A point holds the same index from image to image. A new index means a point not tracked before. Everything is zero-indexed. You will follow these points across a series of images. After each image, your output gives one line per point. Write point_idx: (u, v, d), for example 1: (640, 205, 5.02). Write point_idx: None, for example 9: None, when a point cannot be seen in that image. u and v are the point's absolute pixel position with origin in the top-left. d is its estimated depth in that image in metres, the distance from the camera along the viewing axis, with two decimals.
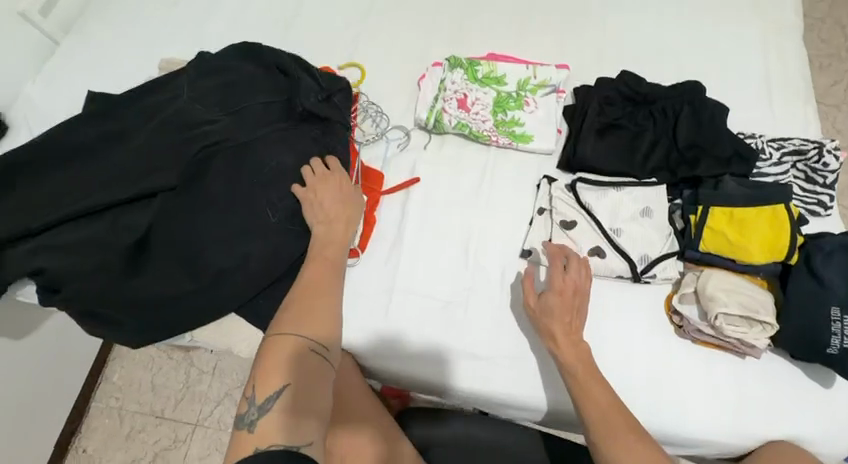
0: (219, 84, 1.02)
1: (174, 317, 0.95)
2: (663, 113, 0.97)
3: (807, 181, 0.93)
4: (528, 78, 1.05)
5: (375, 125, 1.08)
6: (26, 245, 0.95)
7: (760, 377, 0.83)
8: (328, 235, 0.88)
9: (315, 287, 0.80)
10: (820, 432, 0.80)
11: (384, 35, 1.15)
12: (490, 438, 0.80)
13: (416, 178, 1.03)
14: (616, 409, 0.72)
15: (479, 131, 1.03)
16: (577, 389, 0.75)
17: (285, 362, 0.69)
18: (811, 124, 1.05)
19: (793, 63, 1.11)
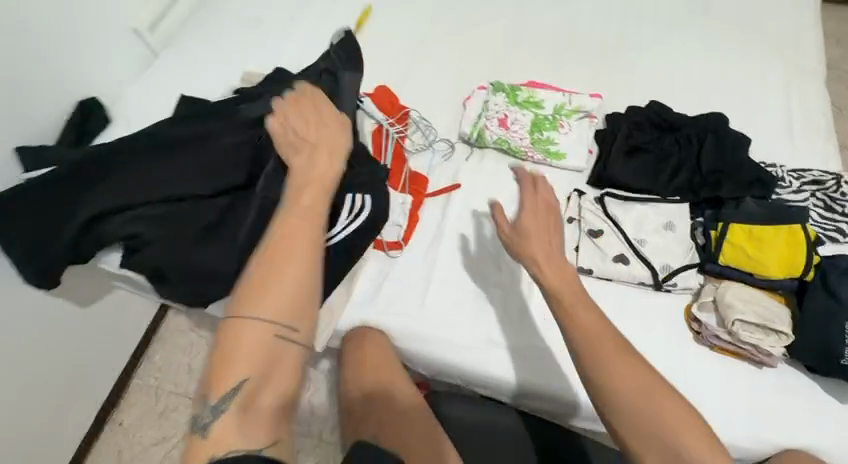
0: None
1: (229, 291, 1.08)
2: (687, 139, 1.06)
3: (828, 209, 0.99)
4: (563, 104, 1.18)
5: (424, 136, 1.20)
6: (118, 216, 1.07)
7: (777, 385, 0.87)
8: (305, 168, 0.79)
9: (282, 254, 0.69)
10: (835, 444, 0.83)
11: (436, 61, 1.30)
12: (513, 426, 0.90)
13: (457, 184, 1.15)
14: (607, 343, 0.70)
15: (517, 147, 1.15)
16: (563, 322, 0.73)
17: (241, 350, 0.64)
18: (829, 161, 1.12)
19: (815, 104, 1.20)
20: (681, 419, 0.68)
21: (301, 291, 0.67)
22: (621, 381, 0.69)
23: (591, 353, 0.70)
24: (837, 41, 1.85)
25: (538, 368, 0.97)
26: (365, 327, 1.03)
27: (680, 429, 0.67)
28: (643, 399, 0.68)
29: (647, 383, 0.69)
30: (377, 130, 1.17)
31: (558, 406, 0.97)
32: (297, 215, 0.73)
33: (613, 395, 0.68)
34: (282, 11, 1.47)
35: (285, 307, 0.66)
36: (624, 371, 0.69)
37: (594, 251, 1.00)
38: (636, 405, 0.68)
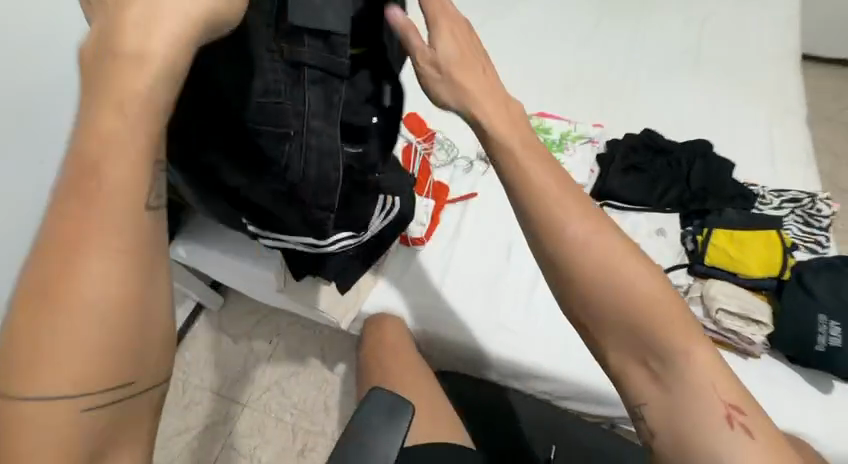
0: None
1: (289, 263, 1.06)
2: (678, 162, 1.21)
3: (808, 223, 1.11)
4: (569, 130, 1.36)
5: (447, 154, 1.39)
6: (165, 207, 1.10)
7: (762, 374, 0.95)
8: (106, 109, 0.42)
9: (63, 291, 0.41)
10: (818, 430, 0.90)
11: None
12: (514, 404, 1.02)
13: (474, 193, 1.31)
14: (588, 236, 0.66)
15: None
16: (539, 218, 0.66)
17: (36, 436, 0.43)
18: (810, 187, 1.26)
19: (797, 139, 1.35)
20: (668, 306, 0.66)
21: (113, 330, 0.43)
22: (602, 278, 0.65)
23: (572, 252, 0.66)
24: (830, 94, 2.05)
25: (544, 353, 1.08)
26: (388, 311, 1.18)
27: (666, 319, 0.65)
28: (630, 296, 0.65)
29: (635, 279, 0.65)
30: (406, 147, 1.33)
31: (563, 389, 1.06)
32: (86, 223, 0.41)
33: (589, 294, 0.66)
34: None
35: (77, 369, 0.42)
36: (614, 272, 0.65)
37: None
38: (619, 300, 0.65)
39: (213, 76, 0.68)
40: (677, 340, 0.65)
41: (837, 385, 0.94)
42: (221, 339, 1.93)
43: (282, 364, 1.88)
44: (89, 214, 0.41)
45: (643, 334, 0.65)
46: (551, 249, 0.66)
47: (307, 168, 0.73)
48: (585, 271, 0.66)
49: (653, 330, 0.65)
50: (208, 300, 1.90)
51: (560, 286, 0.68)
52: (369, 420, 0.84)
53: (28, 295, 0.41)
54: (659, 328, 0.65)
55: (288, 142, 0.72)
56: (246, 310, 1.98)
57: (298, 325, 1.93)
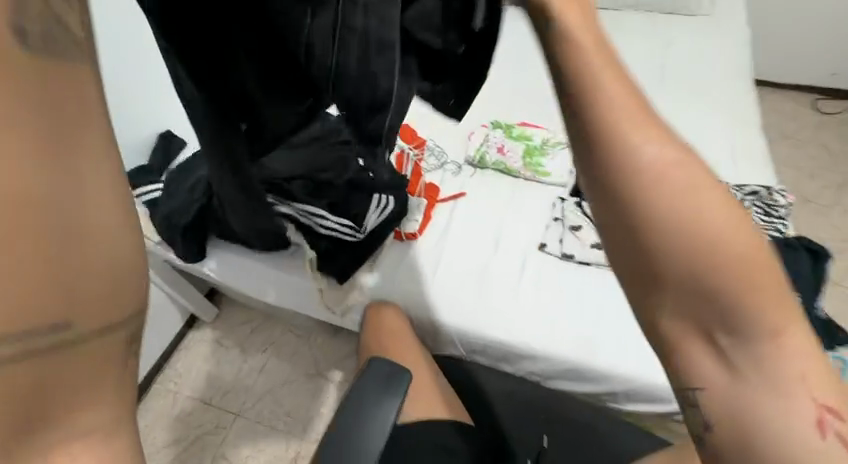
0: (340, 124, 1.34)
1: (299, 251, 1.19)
2: None
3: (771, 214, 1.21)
4: (548, 137, 1.47)
5: (436, 159, 1.47)
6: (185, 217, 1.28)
7: None
8: None
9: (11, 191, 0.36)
10: None
11: None
12: (510, 385, 1.07)
13: (463, 192, 1.39)
14: (668, 158, 0.48)
15: (512, 167, 1.42)
16: (601, 133, 0.49)
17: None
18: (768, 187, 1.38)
19: (755, 147, 1.49)
20: (742, 263, 0.48)
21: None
22: (663, 208, 0.48)
23: (631, 176, 0.48)
24: (790, 116, 2.23)
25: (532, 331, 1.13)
26: (384, 303, 1.25)
27: (737, 271, 0.48)
28: (698, 245, 0.48)
29: (708, 225, 0.48)
30: (399, 153, 1.42)
31: (550, 367, 1.12)
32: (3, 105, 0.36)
33: (648, 232, 0.48)
34: None
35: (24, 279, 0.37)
36: (678, 208, 0.48)
37: (578, 242, 1.24)
38: (678, 242, 0.48)
39: None
40: (766, 311, 0.49)
41: None
42: (214, 349, 1.94)
43: (275, 373, 1.88)
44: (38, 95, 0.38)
45: (714, 302, 0.49)
46: (613, 166, 0.49)
47: (347, 61, 0.61)
48: (643, 200, 0.48)
49: (717, 294, 0.49)
50: (202, 311, 1.92)
51: (607, 215, 0.50)
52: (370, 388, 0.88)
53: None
54: (737, 281, 0.48)
55: (316, 17, 0.61)
56: (240, 320, 2.00)
57: (292, 335, 1.95)
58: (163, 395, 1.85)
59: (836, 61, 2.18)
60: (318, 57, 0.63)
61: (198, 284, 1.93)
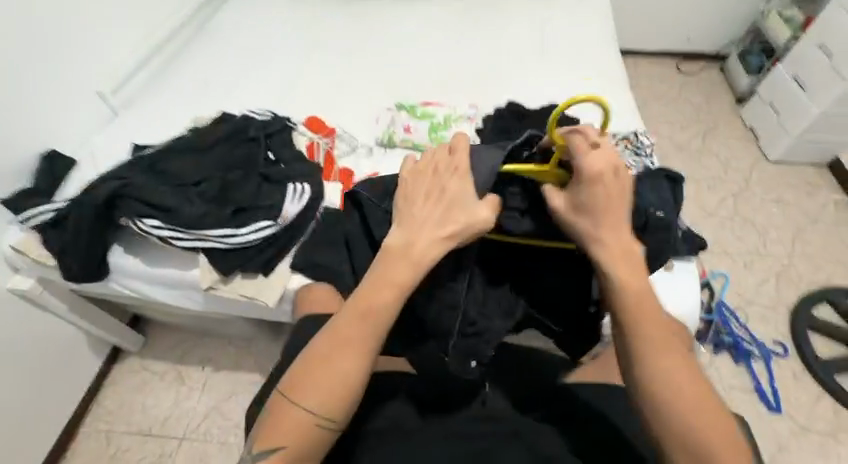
0: (246, 143, 1.44)
1: (220, 258, 1.23)
2: (536, 121, 1.47)
3: (657, 220, 1.09)
4: (451, 113, 1.58)
5: (347, 144, 1.56)
6: (65, 238, 1.24)
7: None
8: (380, 281, 0.86)
9: (340, 344, 0.82)
10: (674, 301, 1.11)
11: (356, 95, 1.72)
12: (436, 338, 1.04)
13: (376, 173, 1.46)
14: (674, 352, 0.80)
15: (420, 142, 1.54)
16: (630, 330, 0.82)
17: (280, 424, 0.80)
18: (637, 120, 1.56)
19: (621, 90, 1.67)
20: (683, 391, 0.77)
21: (331, 399, 0.81)
22: (669, 380, 0.78)
23: (634, 314, 0.82)
24: (649, 79, 2.70)
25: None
26: (311, 282, 1.22)
27: (685, 389, 0.77)
28: (656, 358, 0.79)
29: (664, 358, 0.79)
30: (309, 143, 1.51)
31: None
32: (365, 308, 0.84)
33: (652, 372, 0.79)
34: (225, 75, 1.81)
35: (333, 406, 0.80)
36: (653, 340, 0.80)
37: None
38: (646, 354, 0.80)
39: (414, 227, 0.89)
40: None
41: (677, 262, 1.16)
42: (147, 379, 1.84)
43: (218, 388, 1.81)
44: (351, 312, 0.85)
45: (650, 393, 0.78)
46: (639, 345, 0.81)
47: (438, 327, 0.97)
48: (629, 319, 0.83)
49: (670, 394, 0.77)
50: (128, 340, 1.83)
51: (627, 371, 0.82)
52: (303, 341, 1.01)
53: (317, 352, 0.82)
54: (672, 389, 0.77)
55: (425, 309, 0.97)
56: (173, 343, 1.92)
57: (232, 347, 1.89)
58: (95, 437, 1.74)
59: (679, 35, 2.64)
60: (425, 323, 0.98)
61: (117, 315, 1.84)
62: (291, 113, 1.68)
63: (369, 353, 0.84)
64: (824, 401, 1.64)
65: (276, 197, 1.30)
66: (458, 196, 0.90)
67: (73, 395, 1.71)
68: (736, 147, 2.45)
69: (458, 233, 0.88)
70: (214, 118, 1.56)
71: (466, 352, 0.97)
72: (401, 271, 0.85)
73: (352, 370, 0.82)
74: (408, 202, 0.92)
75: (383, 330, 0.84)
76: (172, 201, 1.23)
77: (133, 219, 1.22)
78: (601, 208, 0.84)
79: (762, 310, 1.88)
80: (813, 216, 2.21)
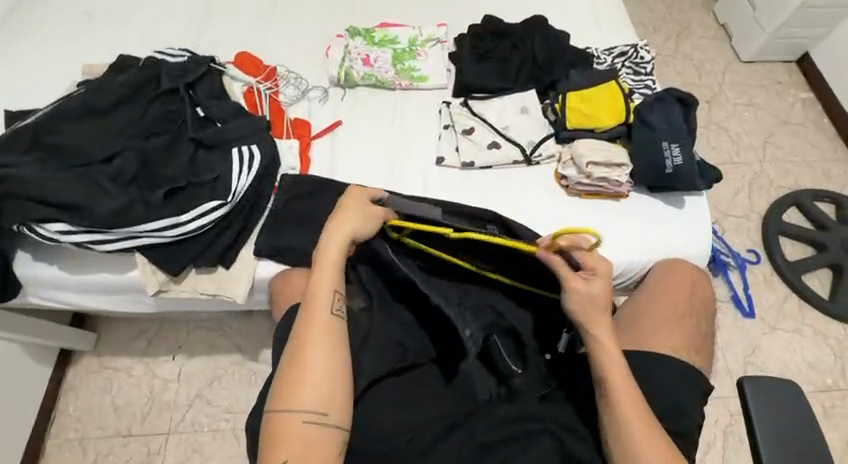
0: (163, 98, 1.12)
1: (165, 255, 1.00)
2: (521, 41, 1.24)
3: (663, 178, 1.03)
4: (417, 36, 1.30)
5: (296, 88, 1.25)
6: None
7: (641, 204, 1.07)
8: (321, 271, 0.83)
9: (304, 340, 0.78)
10: (689, 241, 1.04)
11: (292, 20, 1.37)
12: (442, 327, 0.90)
13: (338, 121, 1.21)
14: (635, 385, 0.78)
15: (384, 78, 1.25)
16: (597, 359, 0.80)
17: (278, 436, 0.72)
18: (629, 29, 1.34)
19: None
20: (653, 445, 0.73)
21: (320, 391, 0.75)
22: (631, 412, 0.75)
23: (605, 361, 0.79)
24: None
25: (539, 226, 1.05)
26: (289, 268, 1.03)
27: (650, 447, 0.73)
28: (629, 412, 0.75)
29: (633, 415, 0.75)
30: (248, 91, 1.23)
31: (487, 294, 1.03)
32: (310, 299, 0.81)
33: (621, 399, 0.76)
34: (116, 4, 1.38)
35: (322, 397, 0.74)
36: (622, 382, 0.77)
37: (474, 143, 1.14)
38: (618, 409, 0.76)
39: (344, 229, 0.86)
40: None
41: (687, 198, 1.08)
42: (111, 378, 1.65)
43: (196, 375, 1.65)
44: (304, 308, 0.81)
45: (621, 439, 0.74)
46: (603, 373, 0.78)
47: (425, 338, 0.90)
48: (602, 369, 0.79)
49: (636, 452, 0.73)
50: (76, 341, 1.60)
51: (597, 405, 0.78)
52: None
53: (287, 356, 0.77)
54: (637, 443, 0.73)
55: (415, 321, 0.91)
56: (131, 335, 1.70)
57: (202, 330, 1.71)
58: (67, 447, 1.56)
59: None
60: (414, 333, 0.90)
61: (53, 317, 1.58)
62: (214, 51, 1.32)
63: (337, 332, 0.79)
64: (791, 301, 1.75)
65: (221, 168, 1.06)
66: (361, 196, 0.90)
67: (26, 411, 1.50)
68: (709, 48, 2.27)
69: (369, 220, 0.88)
70: (111, 65, 1.19)
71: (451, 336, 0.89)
72: (329, 259, 0.84)
73: (326, 356, 0.77)
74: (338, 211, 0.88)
75: (334, 305, 0.81)
76: (80, 196, 0.96)
77: (34, 225, 0.96)
78: (602, 295, 0.82)
79: (737, 221, 1.88)
80: (782, 117, 2.11)
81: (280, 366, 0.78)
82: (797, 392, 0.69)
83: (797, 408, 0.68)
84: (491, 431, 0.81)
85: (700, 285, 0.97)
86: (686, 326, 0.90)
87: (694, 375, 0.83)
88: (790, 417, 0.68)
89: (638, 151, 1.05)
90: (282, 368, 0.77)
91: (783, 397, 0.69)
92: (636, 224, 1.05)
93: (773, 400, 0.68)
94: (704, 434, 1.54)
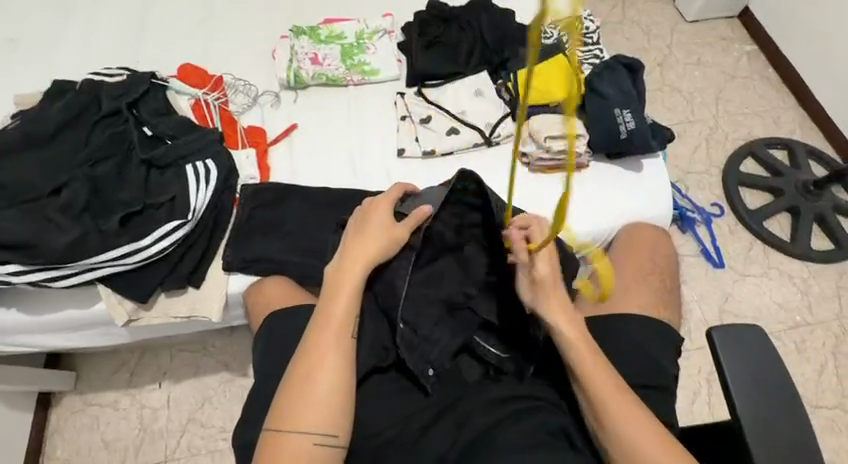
0: (105, 121, 1.08)
1: (129, 282, 0.97)
2: (467, 24, 1.23)
3: (621, 142, 1.05)
4: (363, 30, 1.28)
5: (246, 96, 1.22)
6: None
7: (597, 173, 1.09)
8: (336, 288, 0.84)
9: (312, 361, 0.77)
10: (649, 201, 1.07)
11: (233, 25, 1.32)
12: (420, 325, 0.93)
13: (293, 125, 1.18)
14: (601, 365, 0.80)
15: (335, 75, 1.22)
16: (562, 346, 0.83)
17: (281, 457, 0.71)
18: None
19: None
20: (633, 420, 0.75)
21: (326, 413, 0.74)
22: (600, 389, 0.78)
23: (580, 361, 0.80)
24: None
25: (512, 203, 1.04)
26: (260, 279, 1.01)
27: (637, 431, 0.74)
28: (614, 406, 0.76)
29: (610, 396, 0.77)
30: (196, 105, 1.19)
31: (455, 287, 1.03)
32: (326, 319, 0.80)
33: (588, 381, 0.79)
34: (42, 28, 1.30)
35: (326, 418, 0.74)
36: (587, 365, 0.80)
37: (433, 131, 1.14)
38: (594, 393, 0.78)
39: (371, 237, 0.89)
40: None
41: (643, 161, 1.10)
42: (97, 414, 1.60)
43: (186, 399, 1.62)
44: (315, 326, 0.81)
45: (600, 417, 0.77)
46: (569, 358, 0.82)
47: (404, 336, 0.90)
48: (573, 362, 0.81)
49: (620, 433, 0.74)
50: (55, 382, 1.55)
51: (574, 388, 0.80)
52: (272, 350, 0.85)
53: (292, 375, 0.76)
54: (619, 423, 0.75)
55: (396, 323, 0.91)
56: (111, 368, 1.65)
57: (185, 353, 1.67)
58: None
59: None
60: (392, 335, 0.90)
61: (26, 361, 1.52)
62: (154, 66, 1.27)
63: (348, 353, 0.79)
64: (756, 246, 1.82)
65: (177, 186, 1.03)
66: (388, 212, 0.92)
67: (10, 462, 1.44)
68: (655, 11, 2.31)
69: (395, 242, 0.90)
70: (44, 92, 1.13)
71: (423, 359, 0.89)
72: (348, 279, 0.84)
73: (333, 378, 0.76)
74: (371, 212, 0.92)
75: (350, 328, 0.81)
76: (29, 233, 0.93)
77: None
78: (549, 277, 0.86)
79: (698, 178, 1.95)
80: (729, 72, 2.17)
81: (284, 382, 0.77)
82: (766, 339, 0.73)
83: (763, 350, 0.72)
84: (476, 416, 0.80)
85: (661, 244, 1.00)
86: (656, 288, 0.93)
87: (665, 330, 0.87)
88: (759, 359, 0.72)
89: (593, 120, 1.07)
90: (284, 385, 0.76)
91: (750, 342, 0.73)
92: (597, 191, 1.07)
93: (739, 345, 0.72)
94: (689, 384, 1.61)
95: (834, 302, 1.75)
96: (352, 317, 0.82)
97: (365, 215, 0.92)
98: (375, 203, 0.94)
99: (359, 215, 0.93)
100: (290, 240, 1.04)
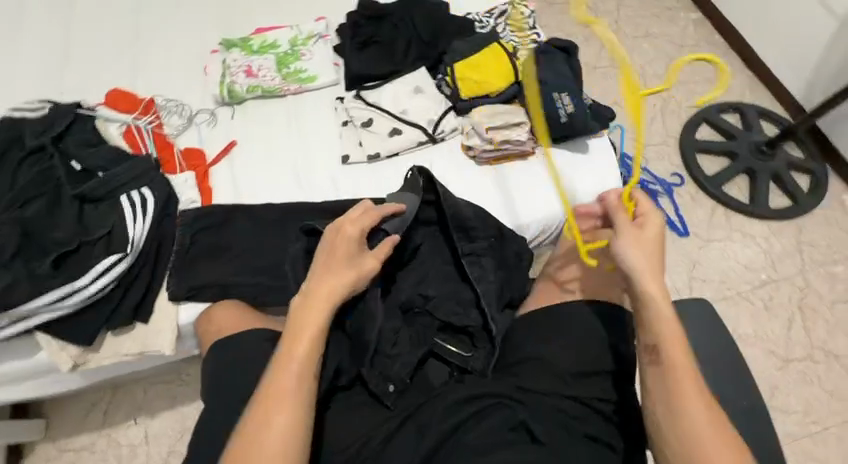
0: (29, 159, 1.02)
1: (70, 326, 0.93)
2: (401, 21, 1.21)
3: (563, 127, 1.05)
4: (296, 36, 1.24)
5: (180, 117, 1.18)
6: None
7: (545, 158, 1.09)
8: (299, 324, 0.79)
9: (270, 403, 0.73)
10: (598, 181, 1.07)
11: (160, 45, 1.27)
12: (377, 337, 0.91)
13: (232, 142, 1.14)
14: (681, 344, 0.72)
15: (271, 86, 1.18)
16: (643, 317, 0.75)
17: None
18: None
19: None
20: (702, 409, 0.69)
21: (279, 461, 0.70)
22: (679, 373, 0.71)
23: (662, 333, 0.73)
24: None
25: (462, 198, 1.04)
26: (210, 305, 0.97)
27: (705, 424, 0.68)
28: (687, 402, 0.69)
29: (688, 385, 0.70)
30: (128, 131, 1.14)
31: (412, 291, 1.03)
32: (287, 360, 0.75)
33: (671, 361, 0.71)
34: None
35: None
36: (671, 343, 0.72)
37: (376, 134, 1.11)
38: (671, 375, 0.71)
39: (339, 269, 0.83)
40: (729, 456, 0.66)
41: (588, 142, 1.10)
42: (73, 460, 1.54)
43: (165, 432, 1.58)
44: (275, 366, 0.76)
45: (672, 402, 0.70)
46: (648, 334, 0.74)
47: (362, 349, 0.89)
48: (659, 338, 0.73)
49: (687, 424, 0.68)
50: (23, 433, 1.48)
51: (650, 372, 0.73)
52: (221, 379, 0.82)
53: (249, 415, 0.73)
54: (688, 412, 0.69)
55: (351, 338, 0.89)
56: (82, 410, 1.59)
57: (158, 385, 1.62)
58: None
59: None
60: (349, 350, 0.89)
61: None
62: (80, 95, 1.21)
63: (309, 396, 0.75)
64: (718, 211, 1.86)
65: (113, 220, 0.98)
66: (357, 239, 0.86)
67: None
68: None
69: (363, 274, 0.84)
70: None
71: (382, 376, 0.87)
72: (312, 316, 0.79)
73: (290, 423, 0.72)
74: (339, 238, 0.86)
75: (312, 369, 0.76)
76: None
77: None
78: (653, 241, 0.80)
79: (657, 149, 1.97)
80: (677, 42, 2.19)
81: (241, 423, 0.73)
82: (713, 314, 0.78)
83: (716, 332, 0.75)
84: (435, 421, 0.79)
85: None
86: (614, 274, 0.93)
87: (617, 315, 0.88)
88: (709, 332, 0.76)
89: (533, 106, 1.06)
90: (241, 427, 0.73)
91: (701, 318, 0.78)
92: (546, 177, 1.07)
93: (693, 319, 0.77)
94: None
95: (796, 257, 1.79)
96: (316, 357, 0.78)
97: (334, 240, 0.86)
98: (345, 225, 0.87)
99: (327, 238, 0.87)
100: (238, 262, 1.01)
